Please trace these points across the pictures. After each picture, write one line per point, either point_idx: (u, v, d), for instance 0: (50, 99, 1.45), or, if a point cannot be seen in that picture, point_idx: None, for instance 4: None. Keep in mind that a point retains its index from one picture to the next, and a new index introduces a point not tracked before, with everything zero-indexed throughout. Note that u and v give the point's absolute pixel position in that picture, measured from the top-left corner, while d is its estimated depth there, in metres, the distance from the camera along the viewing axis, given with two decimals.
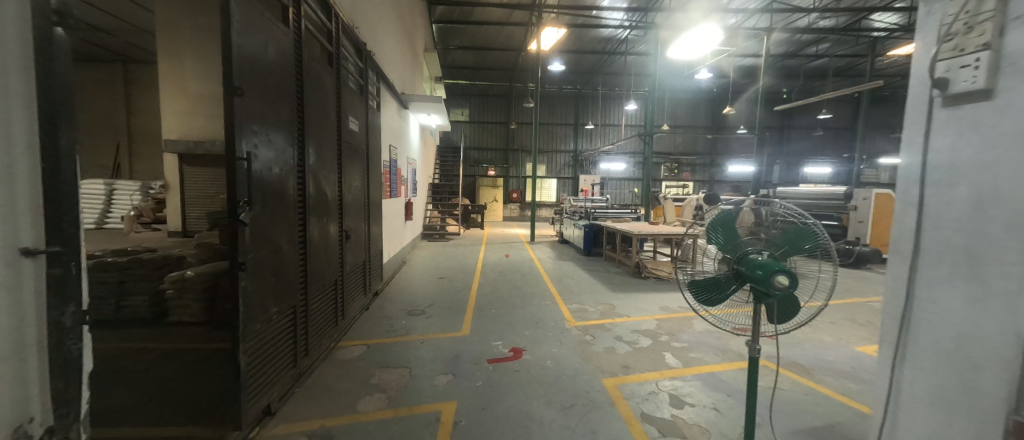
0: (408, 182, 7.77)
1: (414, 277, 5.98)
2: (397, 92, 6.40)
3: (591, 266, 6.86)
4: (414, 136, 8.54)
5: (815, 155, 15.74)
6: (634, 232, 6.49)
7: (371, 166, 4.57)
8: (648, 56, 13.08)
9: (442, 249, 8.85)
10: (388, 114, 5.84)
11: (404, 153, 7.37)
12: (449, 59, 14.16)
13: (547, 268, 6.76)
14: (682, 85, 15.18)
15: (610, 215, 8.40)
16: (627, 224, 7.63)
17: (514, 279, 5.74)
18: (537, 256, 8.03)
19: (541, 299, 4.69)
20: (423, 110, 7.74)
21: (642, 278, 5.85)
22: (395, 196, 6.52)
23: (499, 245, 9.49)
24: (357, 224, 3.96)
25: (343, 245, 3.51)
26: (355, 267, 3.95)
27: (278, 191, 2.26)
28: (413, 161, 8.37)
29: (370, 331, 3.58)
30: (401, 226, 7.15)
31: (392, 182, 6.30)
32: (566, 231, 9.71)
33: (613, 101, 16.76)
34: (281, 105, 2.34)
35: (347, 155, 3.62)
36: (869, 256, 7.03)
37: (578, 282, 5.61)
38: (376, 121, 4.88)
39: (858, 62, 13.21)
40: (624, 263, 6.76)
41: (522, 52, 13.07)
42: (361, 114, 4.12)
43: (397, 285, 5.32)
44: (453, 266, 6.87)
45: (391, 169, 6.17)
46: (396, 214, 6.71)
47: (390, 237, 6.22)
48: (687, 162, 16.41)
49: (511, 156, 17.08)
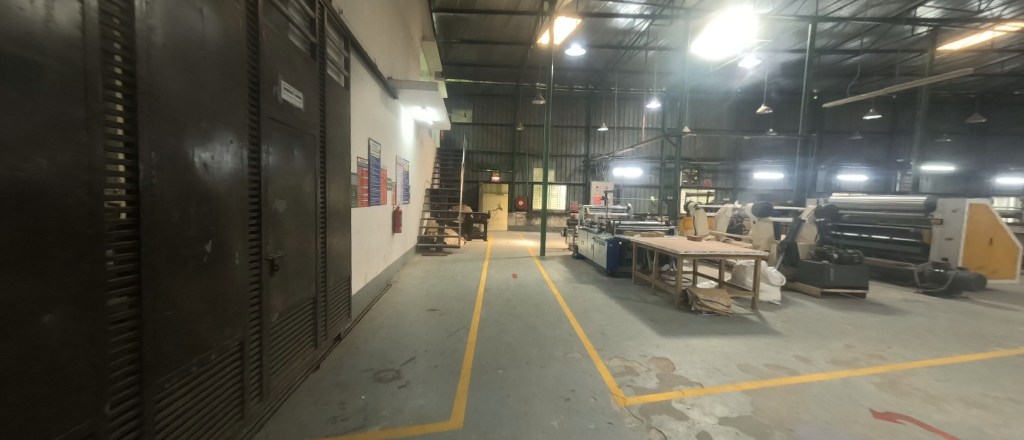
0: (397, 186, 6.51)
1: (398, 307, 4.66)
2: (380, 74, 5.13)
3: (619, 293, 5.53)
4: (406, 132, 7.30)
5: (850, 161, 14.38)
6: (676, 251, 5.17)
7: (331, 162, 3.29)
8: (669, 50, 11.84)
9: (438, 266, 7.55)
10: (366, 98, 4.58)
11: (392, 151, 6.12)
12: (451, 54, 13.02)
13: (566, 294, 5.45)
14: (704, 84, 13.95)
15: (636, 228, 7.09)
16: (661, 239, 6.31)
17: (526, 313, 4.40)
18: (550, 276, 6.72)
19: (565, 349, 3.39)
20: (416, 100, 6.49)
21: (692, 313, 4.50)
22: (378, 203, 5.26)
23: (504, 261, 8.19)
24: (300, 244, 2.67)
25: (266, 283, 2.21)
26: (296, 311, 2.64)
27: (13, 198, 1.00)
28: (405, 162, 7.16)
29: (304, 421, 2.25)
30: (386, 239, 5.85)
31: (375, 186, 5.04)
32: (582, 244, 8.37)
33: (628, 102, 15.54)
34: (46, 10, 1.07)
35: (277, 142, 2.35)
36: (967, 282, 5.52)
37: (610, 319, 4.29)
38: (344, 103, 3.63)
39: (901, 59, 11.99)
40: (661, 288, 5.45)
41: (530, 47, 11.90)
42: (312, 85, 2.86)
43: (372, 323, 4.01)
44: (450, 291, 5.52)
45: (373, 170, 4.92)
46: (380, 227, 5.43)
47: (369, 256, 4.93)
48: (708, 168, 15.11)
49: (517, 160, 15.83)
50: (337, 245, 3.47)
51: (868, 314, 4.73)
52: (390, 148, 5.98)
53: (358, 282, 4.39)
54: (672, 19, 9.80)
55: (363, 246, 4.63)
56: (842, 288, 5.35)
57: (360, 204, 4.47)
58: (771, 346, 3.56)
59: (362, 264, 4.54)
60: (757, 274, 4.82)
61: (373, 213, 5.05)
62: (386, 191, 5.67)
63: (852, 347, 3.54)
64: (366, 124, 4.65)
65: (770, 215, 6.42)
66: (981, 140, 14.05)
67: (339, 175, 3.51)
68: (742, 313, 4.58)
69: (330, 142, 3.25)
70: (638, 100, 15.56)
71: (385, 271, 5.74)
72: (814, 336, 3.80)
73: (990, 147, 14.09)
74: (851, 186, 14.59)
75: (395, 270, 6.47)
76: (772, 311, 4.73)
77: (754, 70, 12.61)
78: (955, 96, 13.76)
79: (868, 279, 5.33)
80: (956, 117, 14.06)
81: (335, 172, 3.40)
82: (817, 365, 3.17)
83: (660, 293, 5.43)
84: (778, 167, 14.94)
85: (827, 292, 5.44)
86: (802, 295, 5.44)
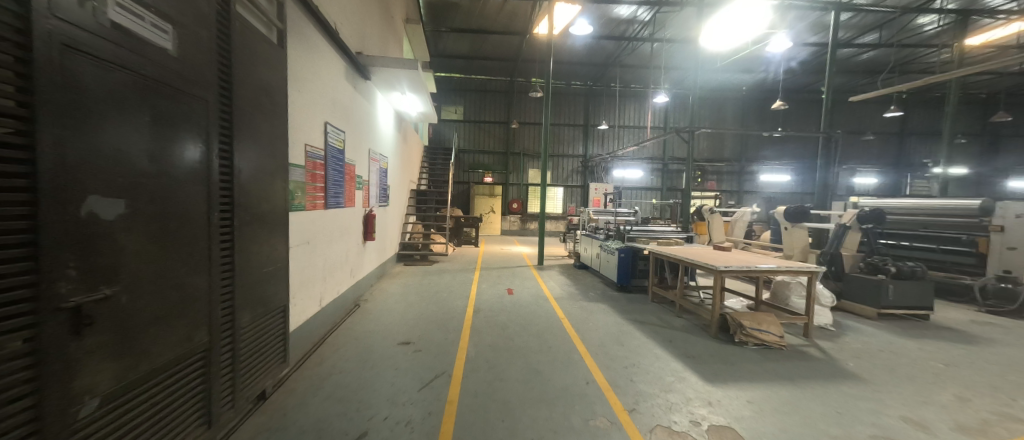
0: (371, 185, 5.47)
1: (361, 338, 3.61)
2: (343, 45, 4.10)
3: (636, 314, 4.57)
4: (384, 122, 6.27)
5: (860, 163, 13.82)
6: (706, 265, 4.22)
7: (247, 142, 2.24)
8: (674, 43, 11.06)
9: (422, 278, 6.51)
10: (321, 70, 3.55)
11: (363, 142, 5.08)
12: (440, 46, 12.05)
13: (572, 317, 4.46)
14: (710, 80, 13.23)
15: (649, 235, 6.15)
16: (681, 248, 5.38)
17: (527, 349, 3.41)
18: (551, 291, 5.73)
19: (585, 412, 2.40)
20: (392, 82, 5.46)
21: (737, 344, 3.56)
22: (342, 206, 4.22)
23: (497, 271, 7.19)
24: (168, 270, 1.65)
25: (57, 351, 1.20)
26: (161, 381, 1.64)
27: None
28: (382, 158, 6.12)
29: None
30: (354, 250, 4.79)
31: (336, 184, 4.00)
32: (586, 252, 7.40)
33: (629, 99, 14.74)
34: None
35: (100, 100, 1.34)
36: None
37: (635, 357, 3.31)
38: (276, 66, 2.59)
39: (917, 54, 11.44)
40: (687, 309, 4.51)
41: (526, 37, 10.99)
42: (202, 23, 1.85)
43: (320, 367, 2.97)
44: (431, 313, 4.50)
45: (332, 163, 3.87)
46: (345, 233, 4.39)
47: (328, 273, 3.88)
48: (712, 169, 14.39)
49: (511, 160, 14.88)
50: (261, 264, 2.42)
51: (946, 342, 3.85)
52: (360, 138, 4.93)
53: (305, 309, 3.32)
54: (677, 7, 9.06)
55: (318, 260, 3.60)
56: (902, 309, 4.48)
57: (313, 207, 3.42)
58: (861, 399, 2.62)
59: (313, 283, 3.49)
60: (811, 294, 3.91)
61: (334, 217, 4.01)
62: (353, 190, 4.62)
63: (968, 402, 2.63)
64: (323, 104, 3.61)
65: (806, 221, 5.53)
66: (991, 142, 13.61)
67: (267, 163, 2.48)
68: (796, 345, 3.65)
69: (243, 113, 2.20)
70: (639, 97, 14.78)
71: (352, 289, 4.69)
72: (906, 383, 2.87)
73: (1002, 150, 13.63)
74: (860, 189, 14.07)
75: (368, 284, 5.44)
76: (830, 340, 3.82)
77: (761, 65, 11.93)
78: (967, 97, 13.26)
79: (932, 298, 4.47)
80: (968, 118, 13.57)
81: (257, 159, 2.36)
82: (944, 436, 2.23)
83: (686, 315, 4.50)
84: (786, 169, 14.37)
85: (883, 314, 4.57)
86: (854, 318, 4.56)
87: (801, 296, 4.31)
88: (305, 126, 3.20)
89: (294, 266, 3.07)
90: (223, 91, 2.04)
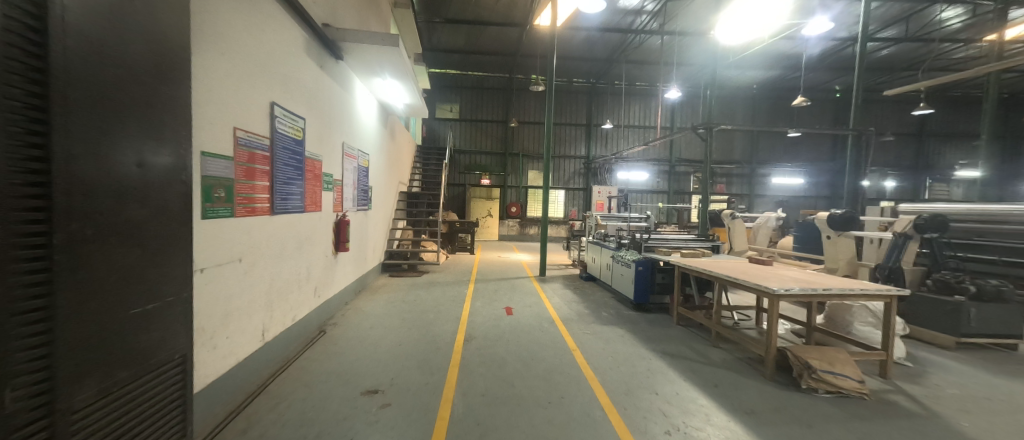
0: (345, 185, 4.62)
1: (316, 382, 2.75)
2: (304, 13, 3.27)
3: (663, 343, 3.73)
4: (365, 114, 5.43)
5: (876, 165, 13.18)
6: (755, 287, 3.29)
7: (99, 108, 1.40)
8: (685, 36, 10.29)
9: (408, 292, 5.66)
10: (266, 37, 2.70)
11: (334, 134, 4.24)
12: (433, 39, 11.23)
13: (586, 346, 3.63)
14: (721, 76, 12.49)
15: (669, 244, 5.31)
16: (711, 261, 4.56)
17: (533, 401, 2.57)
18: (556, 310, 4.89)
19: None
20: (372, 65, 4.61)
21: (806, 392, 2.74)
22: (301, 211, 3.38)
23: (494, 284, 6.35)
24: None
25: None
26: None
27: None
28: (361, 155, 5.28)
29: None
30: (322, 262, 3.94)
31: (290, 182, 3.15)
32: (594, 263, 6.56)
33: (634, 98, 14.02)
34: None
35: None
36: None
37: (676, 413, 2.48)
38: (170, 7, 1.74)
39: (941, 50, 10.78)
40: (726, 337, 3.68)
41: (525, 29, 10.20)
42: None
43: (242, 439, 2.07)
44: (414, 342, 3.64)
45: (283, 156, 3.01)
46: (307, 242, 3.54)
47: (279, 296, 3.02)
48: (722, 171, 13.69)
49: (509, 161, 14.08)
50: (130, 303, 1.55)
51: None
52: (330, 128, 4.10)
53: (235, 348, 2.45)
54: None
55: (260, 281, 2.74)
56: (984, 337, 3.71)
57: (250, 212, 2.58)
58: None
59: (251, 311, 2.63)
60: (889, 325, 3.09)
61: (289, 223, 3.16)
62: (320, 191, 3.78)
63: None
64: (269, 80, 2.77)
65: (854, 229, 4.74)
66: (1014, 144, 12.98)
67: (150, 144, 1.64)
68: (878, 391, 2.85)
69: (82, 58, 1.33)
70: (644, 96, 14.05)
71: (317, 311, 3.82)
72: None
73: None
74: (875, 193, 13.45)
75: (341, 302, 4.58)
76: (917, 383, 3.00)
77: (774, 59, 11.20)
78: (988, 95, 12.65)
79: (1020, 324, 3.70)
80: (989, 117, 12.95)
81: (126, 137, 1.52)
82: None
83: (725, 344, 3.66)
84: (799, 172, 13.68)
85: (961, 343, 3.78)
86: (926, 347, 3.76)
87: (866, 323, 3.51)
88: (235, 103, 2.36)
89: (215, 293, 2.22)
90: (25, 13, 1.18)
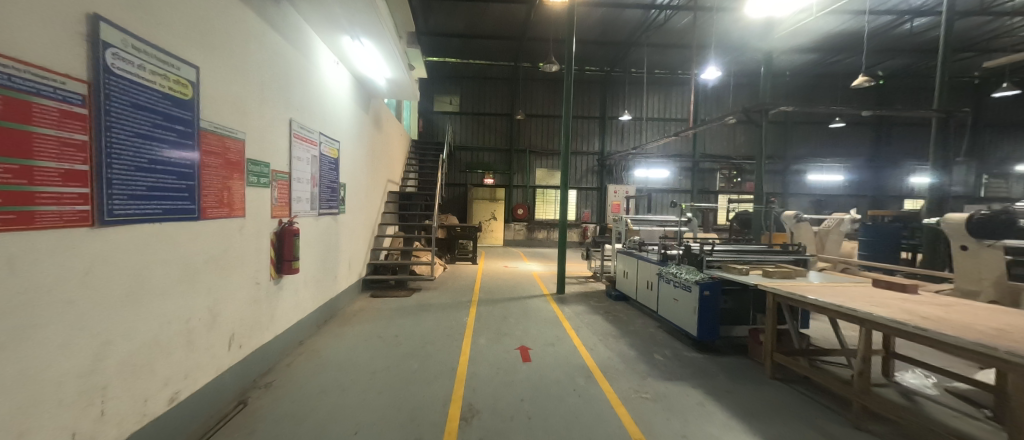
0: (294, 181, 3.28)
1: None
2: None
3: (773, 421, 2.35)
4: (331, 88, 4.10)
5: (915, 160, 12.24)
6: (954, 348, 1.90)
7: None
8: (716, 14, 8.82)
9: (391, 320, 4.31)
10: None
11: (272, 104, 2.90)
12: (430, 22, 9.89)
13: (652, 430, 2.26)
14: (753, 60, 11.09)
15: (740, 258, 3.89)
16: (814, 283, 3.12)
17: None
18: (588, 349, 3.53)
19: None
20: (332, 13, 3.27)
21: None
22: (191, 217, 2.06)
23: (503, 306, 5.00)
24: None
25: None
26: None
27: None
28: (325, 141, 3.95)
29: None
30: (248, 294, 2.61)
31: (157, 169, 1.83)
32: (628, 278, 5.18)
33: (653, 87, 12.69)
34: None
35: None
36: None
37: None
38: None
39: (1014, 26, 9.25)
40: (877, 413, 2.32)
41: (533, 6, 8.83)
42: None
43: None
44: (383, 424, 2.27)
45: (133, 122, 1.69)
46: (206, 267, 2.19)
47: (130, 372, 1.69)
48: (750, 168, 12.63)
49: (516, 159, 12.79)
50: None
51: None
52: (262, 93, 2.76)
53: None
54: None
55: (63, 358, 1.40)
56: None
57: (24, 223, 1.26)
58: None
59: (32, 423, 1.29)
60: None
61: (153, 240, 1.82)
62: (237, 185, 2.45)
63: None
64: None
65: (1011, 239, 3.38)
66: None
67: None
68: None
69: None
70: (665, 85, 12.69)
71: (235, 369, 2.48)
72: None
73: None
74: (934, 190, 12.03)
75: (289, 343, 3.23)
76: None
77: (818, 37, 9.77)
78: None
79: None
80: None
81: None
82: None
83: (878, 426, 2.30)
84: (838, 168, 12.28)
85: None
86: None
87: None
88: None
89: None
90: None
